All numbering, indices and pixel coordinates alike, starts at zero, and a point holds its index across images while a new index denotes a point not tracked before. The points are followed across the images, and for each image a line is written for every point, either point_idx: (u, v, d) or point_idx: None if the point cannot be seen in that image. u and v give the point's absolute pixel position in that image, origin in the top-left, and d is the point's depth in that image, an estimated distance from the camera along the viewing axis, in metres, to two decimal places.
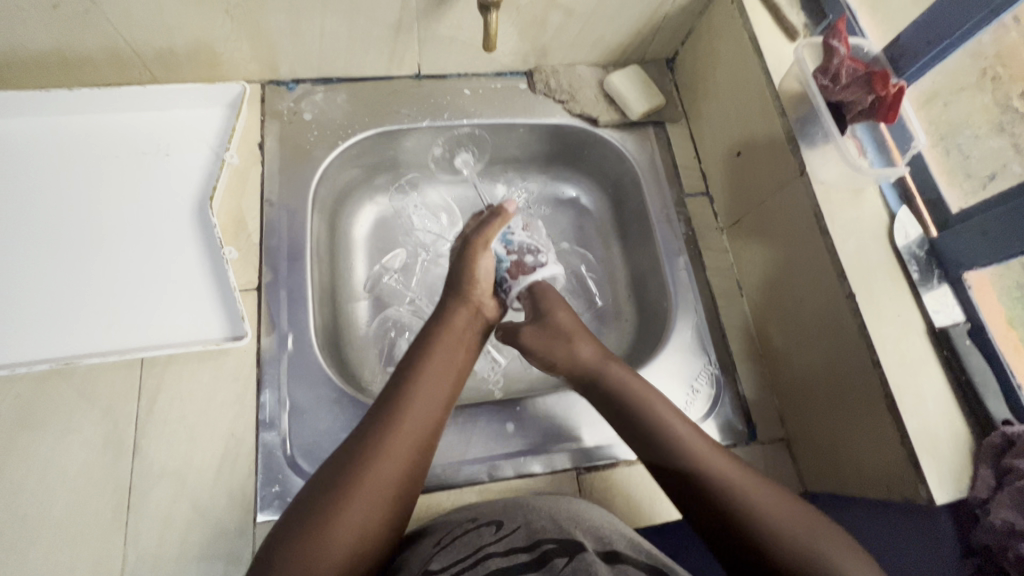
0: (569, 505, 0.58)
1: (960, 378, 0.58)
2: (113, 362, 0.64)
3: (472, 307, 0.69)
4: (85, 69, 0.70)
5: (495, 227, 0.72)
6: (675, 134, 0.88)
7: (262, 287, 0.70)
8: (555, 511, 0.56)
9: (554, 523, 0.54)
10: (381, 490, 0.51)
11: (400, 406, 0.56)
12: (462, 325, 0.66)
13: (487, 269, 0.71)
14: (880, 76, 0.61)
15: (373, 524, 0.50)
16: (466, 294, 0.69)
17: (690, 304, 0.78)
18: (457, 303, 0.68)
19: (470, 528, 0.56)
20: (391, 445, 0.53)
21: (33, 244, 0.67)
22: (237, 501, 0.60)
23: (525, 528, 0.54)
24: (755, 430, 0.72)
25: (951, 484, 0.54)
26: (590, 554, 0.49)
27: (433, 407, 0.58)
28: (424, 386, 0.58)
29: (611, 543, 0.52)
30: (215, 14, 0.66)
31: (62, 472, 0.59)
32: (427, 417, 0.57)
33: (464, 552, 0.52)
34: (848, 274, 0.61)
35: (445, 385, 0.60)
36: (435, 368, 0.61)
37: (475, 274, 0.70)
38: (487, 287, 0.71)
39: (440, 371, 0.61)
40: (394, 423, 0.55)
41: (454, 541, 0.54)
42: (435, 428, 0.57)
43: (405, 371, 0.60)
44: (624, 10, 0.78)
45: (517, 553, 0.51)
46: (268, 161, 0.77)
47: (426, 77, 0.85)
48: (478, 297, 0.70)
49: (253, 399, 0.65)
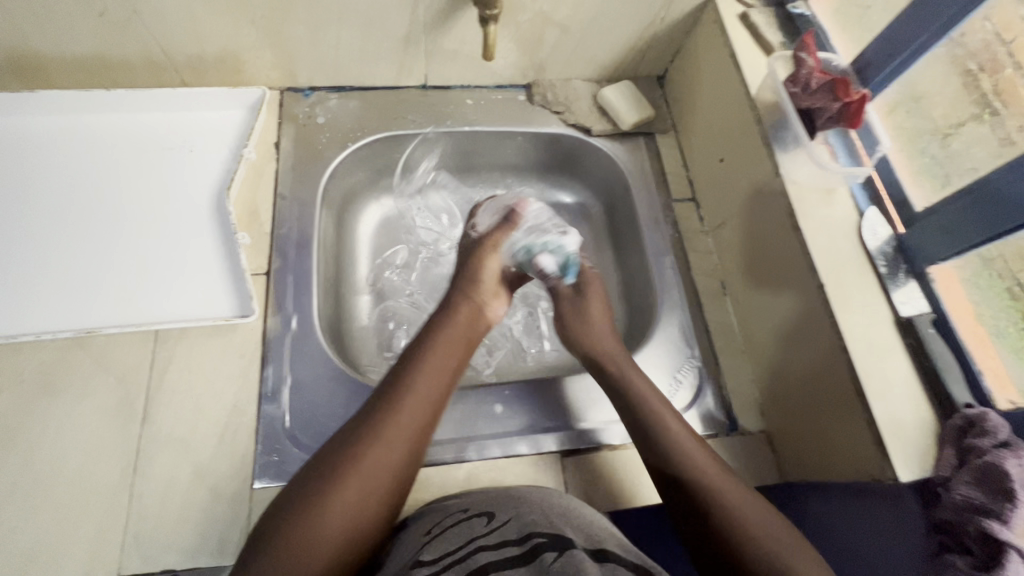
0: (561, 502, 0.60)
1: (926, 365, 0.60)
2: (129, 333, 0.68)
3: (477, 302, 0.73)
4: (123, 71, 0.78)
5: (505, 231, 0.78)
6: (665, 144, 0.93)
7: (271, 272, 0.75)
8: (546, 505, 0.59)
9: (544, 517, 0.56)
10: (374, 478, 0.55)
11: (403, 387, 0.61)
12: (466, 318, 0.70)
13: (493, 271, 0.76)
14: (842, 83, 0.66)
15: (367, 506, 0.54)
16: (472, 289, 0.73)
17: (676, 301, 0.82)
18: (461, 297, 0.72)
19: (461, 519, 0.58)
20: (385, 434, 0.57)
21: (66, 224, 0.73)
22: (238, 469, 0.64)
23: (515, 521, 0.56)
24: (735, 421, 0.74)
25: (915, 464, 0.56)
26: (580, 552, 0.51)
27: (428, 399, 0.61)
28: (423, 373, 0.62)
29: (601, 540, 0.55)
30: (242, 24, 0.74)
31: (77, 434, 0.63)
32: (422, 413, 0.60)
33: (455, 543, 0.55)
34: (819, 266, 0.65)
35: (444, 375, 0.64)
36: (438, 354, 0.65)
37: (481, 275, 0.74)
38: (490, 285, 0.75)
39: (439, 363, 0.64)
40: (393, 411, 0.58)
41: (447, 530, 0.57)
42: (432, 419, 0.61)
43: (410, 357, 0.65)
44: (614, 28, 0.85)
45: (507, 547, 0.53)
46: (283, 159, 0.83)
47: (432, 88, 0.92)
48: (483, 293, 0.74)
49: (257, 374, 0.69)
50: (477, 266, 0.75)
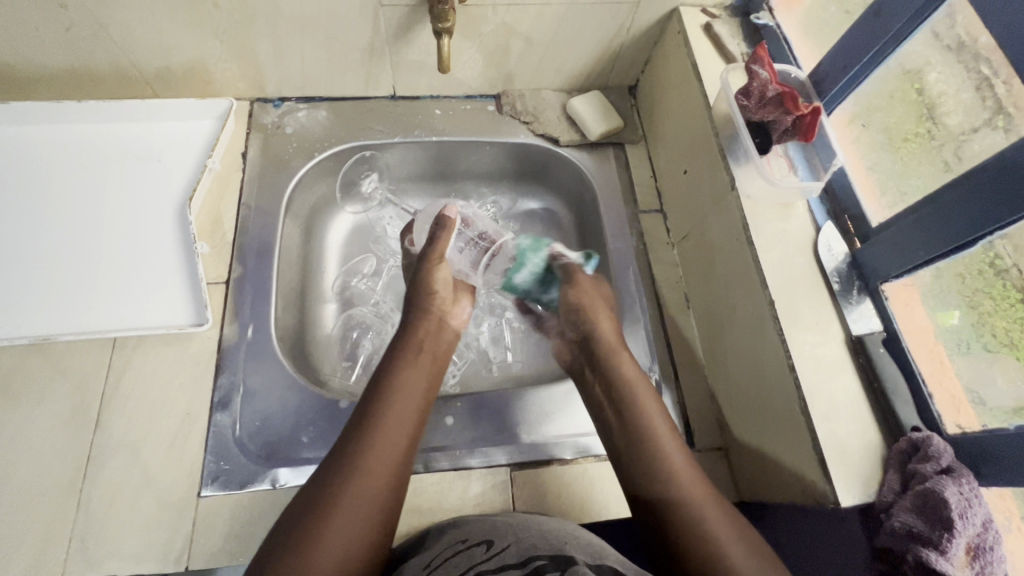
0: (558, 524, 0.59)
1: (874, 386, 0.59)
2: (86, 340, 0.70)
3: (434, 320, 0.74)
4: (94, 82, 0.80)
5: (443, 234, 0.74)
6: (634, 155, 0.93)
7: (230, 281, 0.76)
8: (545, 530, 0.57)
9: (544, 540, 0.55)
10: (366, 505, 0.55)
11: (380, 413, 0.61)
12: (425, 340, 0.72)
13: (445, 284, 0.76)
14: (791, 97, 0.65)
15: (363, 532, 0.54)
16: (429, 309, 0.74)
17: (637, 313, 0.81)
18: (419, 320, 0.73)
19: (459, 549, 0.56)
20: (373, 460, 0.57)
21: (34, 232, 0.75)
22: (186, 476, 0.65)
23: (515, 546, 0.55)
24: (692, 437, 0.73)
25: (857, 489, 0.54)
26: (583, 568, 0.50)
27: (407, 422, 0.62)
28: (400, 398, 0.63)
29: (602, 557, 0.53)
30: (206, 37, 0.76)
31: (31, 439, 0.65)
32: (404, 435, 0.61)
33: (457, 572, 0.52)
34: (770, 282, 0.63)
35: (420, 397, 0.65)
36: (408, 378, 0.66)
37: (433, 287, 0.74)
38: (446, 299, 0.76)
39: (411, 387, 0.65)
40: (374, 437, 0.59)
41: (444, 562, 0.54)
42: (413, 441, 0.62)
43: (381, 384, 0.65)
44: (579, 39, 0.85)
45: (510, 570, 0.52)
46: (250, 169, 0.84)
47: (401, 98, 0.93)
48: (440, 311, 0.75)
49: (211, 382, 0.70)
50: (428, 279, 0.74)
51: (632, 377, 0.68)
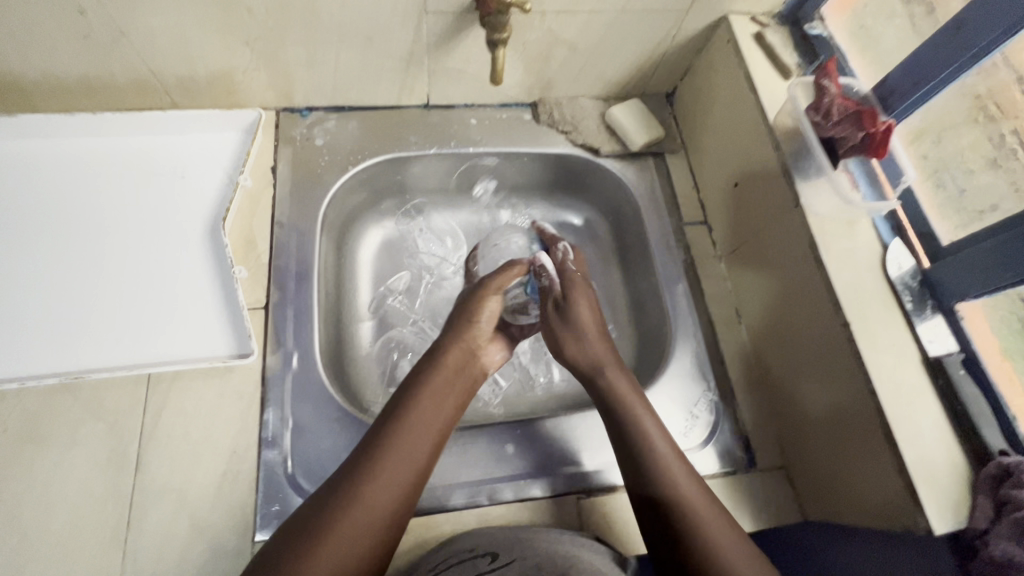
0: (572, 549, 0.57)
1: (957, 410, 0.58)
2: (120, 377, 0.65)
3: (467, 346, 0.69)
4: (109, 93, 0.74)
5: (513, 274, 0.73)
6: (674, 164, 0.91)
7: (269, 306, 0.72)
8: (554, 550, 0.56)
9: (549, 559, 0.53)
10: (356, 534, 0.52)
11: (392, 438, 0.58)
12: (455, 364, 0.67)
13: (491, 313, 0.72)
14: (869, 114, 0.63)
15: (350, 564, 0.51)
16: (463, 334, 0.70)
17: (689, 329, 0.79)
18: (451, 342, 0.69)
19: (466, 558, 0.56)
20: (372, 486, 0.54)
21: (51, 258, 0.69)
22: (237, 521, 0.60)
23: (518, 562, 0.54)
24: (753, 457, 0.72)
25: (949, 515, 0.54)
26: None
27: (416, 449, 0.58)
28: (411, 424, 0.60)
29: None
30: (236, 45, 0.71)
31: (64, 487, 0.60)
32: (411, 463, 0.57)
33: None
34: (843, 303, 0.62)
35: (436, 425, 0.61)
36: (425, 403, 0.62)
37: (478, 314, 0.71)
38: (486, 330, 0.71)
39: (428, 413, 0.61)
40: (378, 463, 0.56)
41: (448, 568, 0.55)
42: (421, 470, 0.58)
43: (395, 406, 0.62)
44: (624, 47, 0.82)
45: None
46: (281, 184, 0.79)
47: (435, 107, 0.88)
48: (476, 339, 0.70)
49: (257, 418, 0.65)
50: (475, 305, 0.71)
51: (629, 389, 0.64)
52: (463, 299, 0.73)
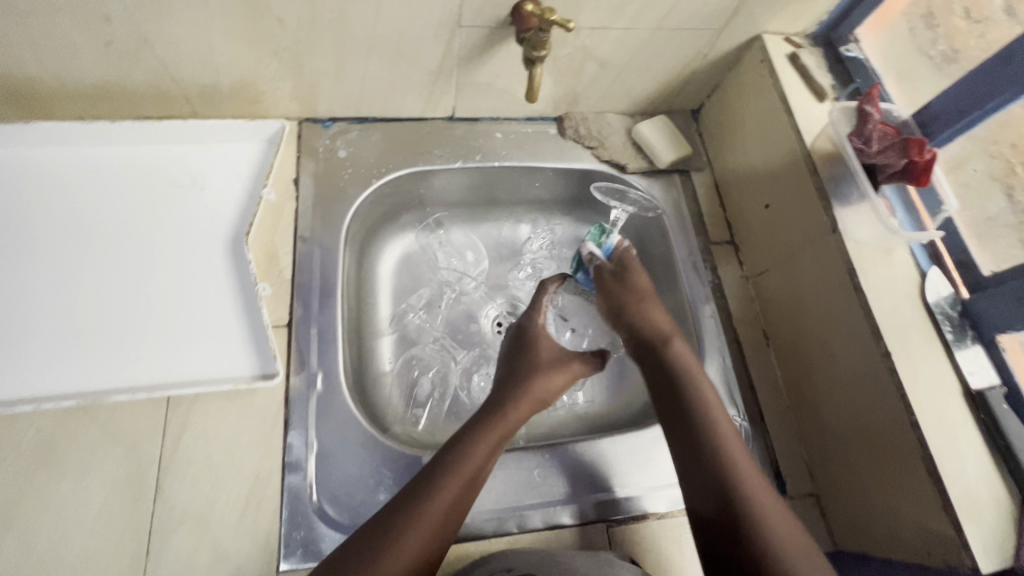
0: None
1: (1000, 444, 0.58)
2: (140, 398, 0.62)
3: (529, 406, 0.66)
4: (128, 101, 0.71)
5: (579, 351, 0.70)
6: (700, 182, 0.90)
7: (293, 323, 0.70)
8: None
9: None
10: None
11: (433, 495, 0.55)
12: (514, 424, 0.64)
13: (560, 380, 0.69)
14: (916, 143, 0.63)
15: None
16: (530, 393, 0.66)
17: (717, 351, 0.78)
18: (517, 400, 0.65)
19: None
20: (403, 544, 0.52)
21: (66, 273, 0.67)
22: (261, 550, 0.58)
23: None
24: (783, 484, 0.71)
25: (996, 554, 0.53)
26: None
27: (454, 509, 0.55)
28: (454, 482, 0.56)
29: None
30: (264, 56, 0.69)
31: (80, 514, 0.57)
32: (445, 524, 0.54)
33: None
34: (884, 333, 0.61)
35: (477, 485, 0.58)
36: (474, 458, 0.59)
37: (549, 380, 0.67)
38: (551, 393, 0.68)
39: (473, 471, 0.58)
40: (415, 517, 0.53)
41: None
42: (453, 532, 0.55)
43: (444, 457, 0.59)
44: (655, 65, 0.81)
45: None
46: (304, 197, 0.77)
47: (459, 119, 0.87)
48: (539, 400, 0.67)
49: (281, 440, 0.64)
50: (549, 368, 0.67)
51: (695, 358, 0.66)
52: (538, 357, 0.70)
